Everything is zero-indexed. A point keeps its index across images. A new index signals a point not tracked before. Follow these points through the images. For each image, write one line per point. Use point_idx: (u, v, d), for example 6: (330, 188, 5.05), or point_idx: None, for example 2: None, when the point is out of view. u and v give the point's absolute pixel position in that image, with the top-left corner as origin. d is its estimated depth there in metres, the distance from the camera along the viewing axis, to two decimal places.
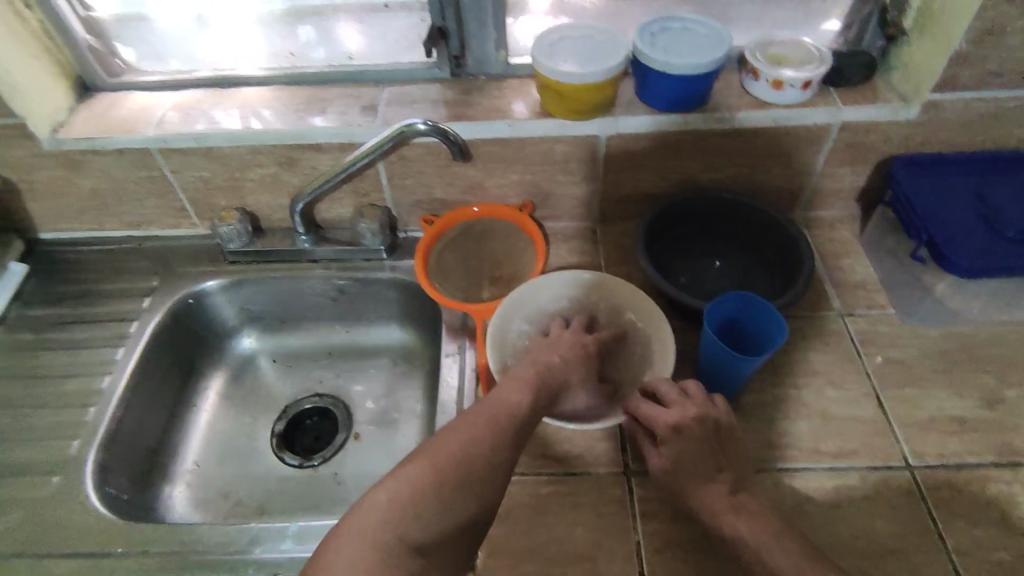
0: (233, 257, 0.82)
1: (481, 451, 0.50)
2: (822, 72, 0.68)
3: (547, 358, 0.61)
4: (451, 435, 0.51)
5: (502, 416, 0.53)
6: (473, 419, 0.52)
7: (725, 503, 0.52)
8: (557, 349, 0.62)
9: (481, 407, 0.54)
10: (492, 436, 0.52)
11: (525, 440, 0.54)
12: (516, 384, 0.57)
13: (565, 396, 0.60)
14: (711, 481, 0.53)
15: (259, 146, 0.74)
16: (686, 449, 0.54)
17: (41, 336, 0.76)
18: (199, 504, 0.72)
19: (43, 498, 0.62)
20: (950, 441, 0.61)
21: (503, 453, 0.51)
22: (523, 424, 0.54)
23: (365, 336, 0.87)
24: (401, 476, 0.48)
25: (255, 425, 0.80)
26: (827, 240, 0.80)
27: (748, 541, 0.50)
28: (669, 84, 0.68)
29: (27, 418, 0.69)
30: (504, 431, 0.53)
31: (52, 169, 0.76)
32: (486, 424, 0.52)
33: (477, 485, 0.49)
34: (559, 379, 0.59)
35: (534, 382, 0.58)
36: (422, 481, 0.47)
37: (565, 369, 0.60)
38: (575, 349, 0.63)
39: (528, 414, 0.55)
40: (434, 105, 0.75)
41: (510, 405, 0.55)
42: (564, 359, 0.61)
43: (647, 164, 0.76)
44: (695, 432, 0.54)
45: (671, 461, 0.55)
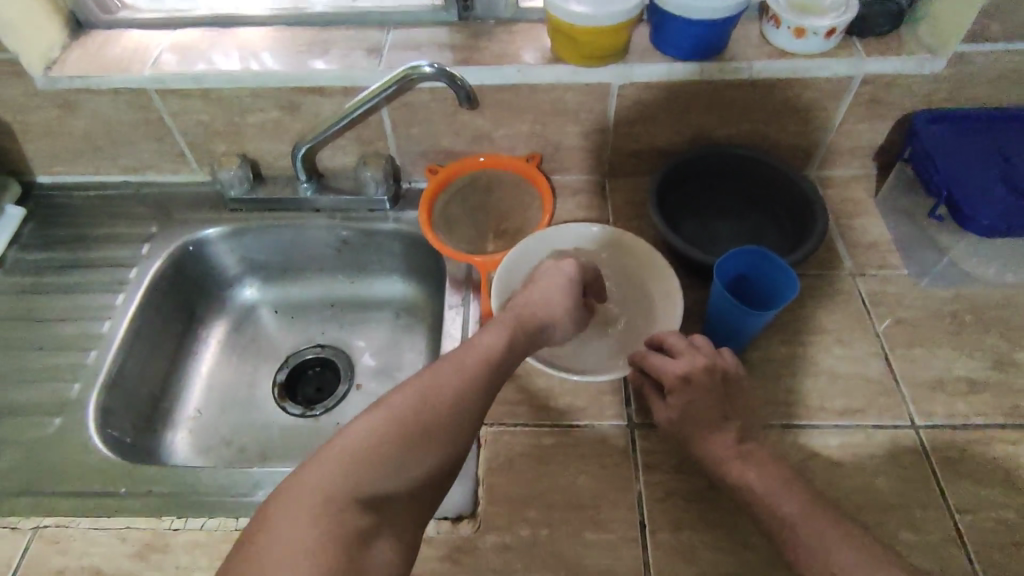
0: (234, 204, 0.80)
1: (445, 399, 0.48)
2: (846, 20, 0.65)
3: (534, 295, 0.60)
4: (411, 384, 0.48)
5: (472, 360, 0.51)
6: (439, 366, 0.50)
7: (733, 451, 0.52)
8: (547, 284, 0.61)
9: (449, 354, 0.52)
10: (459, 383, 0.49)
11: (497, 385, 0.52)
12: (492, 328, 0.55)
13: (551, 334, 0.60)
14: (719, 430, 0.53)
15: (259, 89, 0.72)
16: (695, 398, 0.53)
17: (39, 280, 0.75)
18: (201, 450, 0.72)
19: (45, 439, 0.62)
20: (958, 401, 0.60)
21: (470, 398, 0.49)
22: (495, 368, 0.52)
23: (368, 289, 0.86)
24: (355, 429, 0.45)
25: (256, 374, 0.80)
26: (841, 199, 0.78)
27: (756, 490, 0.50)
28: (687, 29, 0.65)
29: (27, 360, 0.68)
30: (473, 375, 0.50)
31: (46, 109, 0.74)
32: (453, 369, 0.50)
33: (437, 435, 0.46)
34: (545, 316, 0.59)
35: (511, 325, 0.56)
36: (378, 433, 0.45)
37: (552, 306, 0.59)
38: (565, 284, 0.62)
39: (500, 358, 0.53)
40: (441, 49, 0.72)
41: (481, 348, 0.53)
42: (551, 296, 0.60)
43: (660, 115, 0.74)
44: (704, 381, 0.53)
45: (679, 411, 0.54)
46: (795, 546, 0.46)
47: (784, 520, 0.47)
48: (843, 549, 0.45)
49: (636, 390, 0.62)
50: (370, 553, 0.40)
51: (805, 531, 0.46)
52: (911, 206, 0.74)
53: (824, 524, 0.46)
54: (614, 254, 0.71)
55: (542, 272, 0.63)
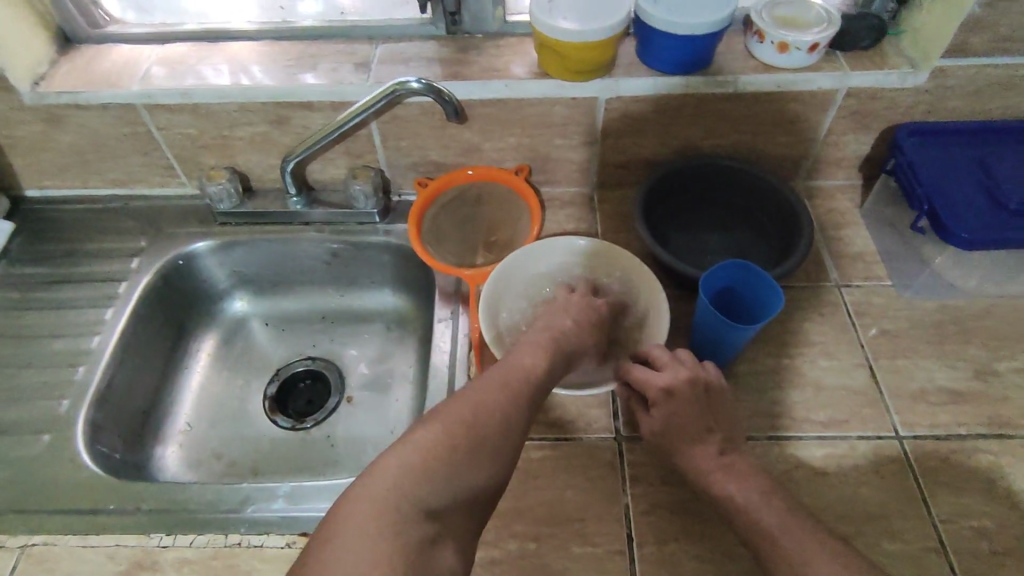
0: (223, 218, 0.80)
1: (495, 413, 0.49)
2: (829, 35, 0.66)
3: (562, 321, 0.61)
4: (462, 400, 0.49)
5: (515, 379, 0.52)
6: (484, 383, 0.51)
7: (714, 463, 0.52)
8: (572, 312, 0.63)
9: (494, 371, 0.53)
10: (506, 400, 0.50)
11: (539, 404, 0.53)
12: (528, 350, 0.57)
13: (580, 360, 0.61)
14: (701, 442, 0.53)
15: (248, 104, 0.72)
16: (677, 411, 0.54)
17: (28, 295, 0.75)
18: (191, 464, 0.72)
19: (34, 455, 0.62)
20: (941, 412, 0.61)
21: (518, 414, 0.50)
22: (538, 388, 0.53)
23: (358, 301, 0.86)
24: (411, 441, 0.46)
25: (246, 387, 0.80)
26: (827, 210, 0.78)
27: (738, 501, 0.50)
28: (672, 44, 0.66)
29: (16, 376, 0.68)
30: (518, 394, 0.51)
31: (34, 124, 0.74)
32: (500, 386, 0.51)
33: (491, 447, 0.47)
34: (574, 341, 0.60)
35: (546, 347, 0.57)
36: (437, 445, 0.45)
37: (580, 331, 0.61)
38: (587, 312, 0.64)
39: (541, 378, 0.54)
40: (428, 63, 0.73)
41: (523, 368, 0.54)
42: (577, 323, 0.62)
43: (648, 128, 0.74)
44: (686, 394, 0.54)
45: (662, 423, 0.55)
46: (773, 556, 0.47)
47: (763, 531, 0.48)
48: (818, 556, 0.45)
49: (624, 404, 0.62)
50: (434, 563, 0.41)
51: (783, 541, 0.47)
52: (895, 217, 0.75)
53: (801, 535, 0.47)
54: (602, 266, 0.71)
55: (568, 299, 0.65)
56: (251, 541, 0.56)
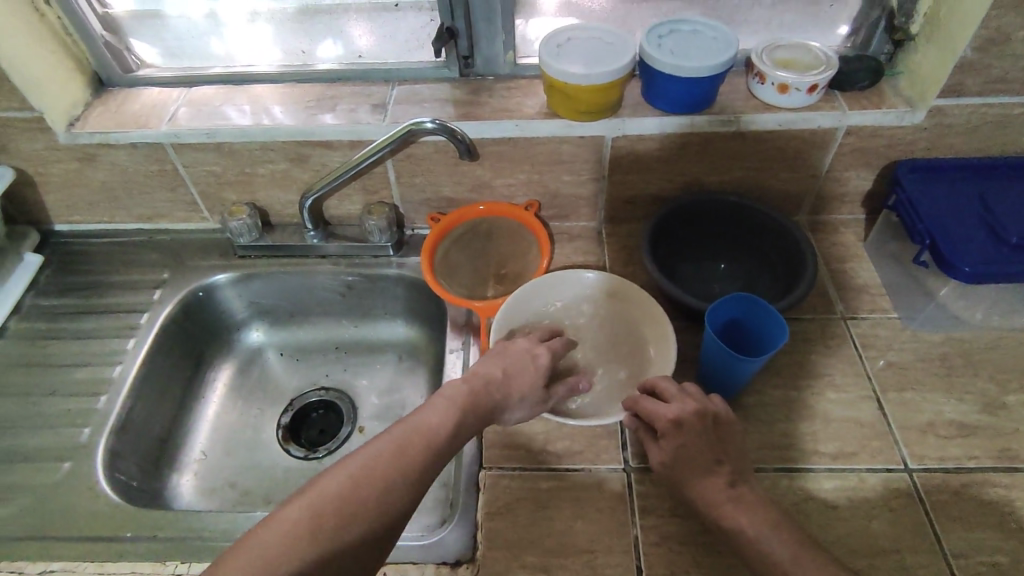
0: (243, 251, 0.83)
1: (378, 481, 0.49)
2: (828, 76, 0.68)
3: (490, 371, 0.59)
4: (344, 469, 0.49)
5: (413, 445, 0.52)
6: (375, 449, 0.50)
7: (725, 493, 0.53)
8: (503, 361, 0.60)
9: (392, 432, 0.52)
10: (394, 470, 0.50)
11: (436, 470, 0.52)
12: (438, 406, 0.55)
13: (506, 413, 0.59)
14: (711, 473, 0.53)
15: (269, 143, 0.75)
16: (686, 442, 0.55)
17: (54, 325, 0.78)
18: (206, 493, 0.73)
19: (55, 483, 0.63)
20: (950, 445, 0.61)
21: (405, 484, 0.49)
22: (438, 451, 0.52)
23: (372, 332, 0.88)
24: (279, 518, 0.45)
25: (261, 416, 0.81)
26: (831, 243, 0.80)
27: (749, 533, 0.50)
28: (676, 86, 0.69)
29: (39, 405, 0.70)
30: (411, 457, 0.51)
31: (67, 162, 0.78)
32: (391, 454, 0.50)
33: (366, 523, 0.47)
34: (496, 396, 0.58)
35: (460, 404, 0.56)
36: (302, 524, 0.45)
37: (505, 385, 0.58)
38: (523, 361, 0.61)
39: (444, 438, 0.53)
40: (442, 104, 0.76)
41: (427, 430, 0.53)
42: (507, 374, 0.59)
43: (653, 164, 0.77)
44: (694, 426, 0.55)
45: (671, 454, 0.55)
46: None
47: (776, 564, 0.48)
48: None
49: (632, 437, 0.63)
50: None
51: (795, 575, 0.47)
52: (899, 251, 0.76)
53: (813, 569, 0.47)
54: (610, 299, 0.73)
55: (505, 346, 0.62)
56: None
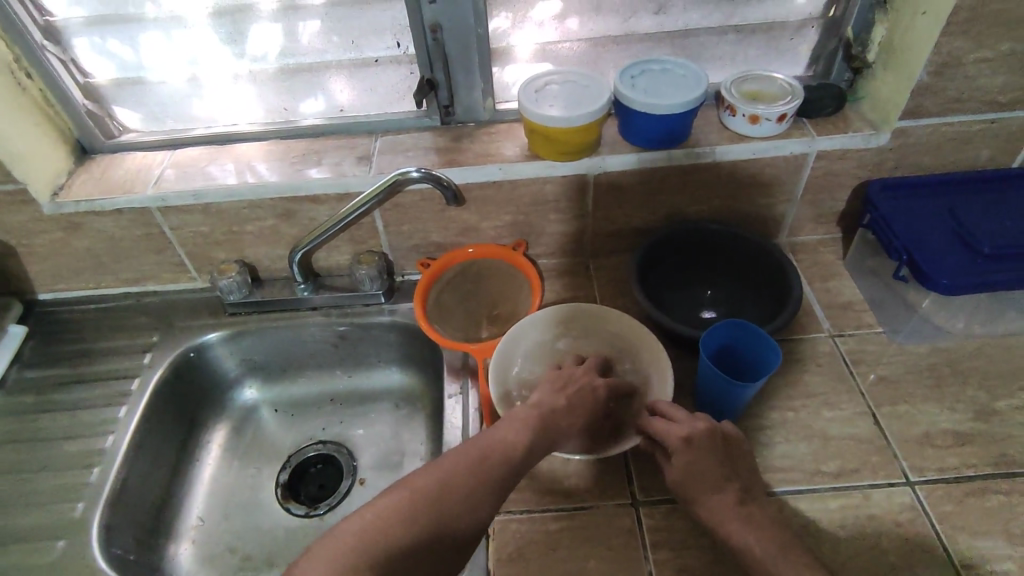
0: (233, 308, 0.83)
1: (461, 483, 0.53)
2: (796, 106, 0.71)
3: (553, 400, 0.60)
4: (435, 467, 0.54)
5: (491, 457, 0.55)
6: (461, 454, 0.55)
7: (734, 514, 0.53)
8: (567, 391, 0.61)
9: (475, 443, 0.56)
10: (476, 475, 0.53)
11: (510, 485, 0.55)
12: (512, 425, 0.57)
13: (563, 443, 0.60)
14: (720, 492, 0.54)
15: (257, 200, 0.76)
16: (696, 459, 0.55)
17: (42, 398, 0.76)
18: (206, 560, 0.72)
19: (49, 563, 0.61)
20: (947, 455, 0.62)
21: (484, 488, 0.53)
22: (512, 466, 0.55)
23: (366, 381, 0.88)
24: (378, 504, 0.51)
25: (259, 476, 0.80)
26: (812, 263, 0.82)
27: (758, 553, 0.51)
28: (651, 123, 0.71)
29: (30, 481, 0.68)
30: (490, 467, 0.54)
31: (51, 232, 0.78)
32: (474, 460, 0.54)
33: (450, 518, 0.51)
34: (560, 425, 0.59)
35: (531, 429, 0.57)
36: (398, 510, 0.50)
37: (567, 414, 0.59)
38: (582, 393, 0.62)
39: (520, 455, 0.56)
40: (425, 152, 0.78)
41: (501, 449, 0.55)
42: (569, 404, 0.60)
43: (635, 198, 0.79)
44: (705, 443, 0.55)
45: (682, 472, 0.55)
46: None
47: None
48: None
49: (636, 468, 0.63)
50: None
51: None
52: (878, 267, 0.78)
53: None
54: (605, 328, 0.73)
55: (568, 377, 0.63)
56: None
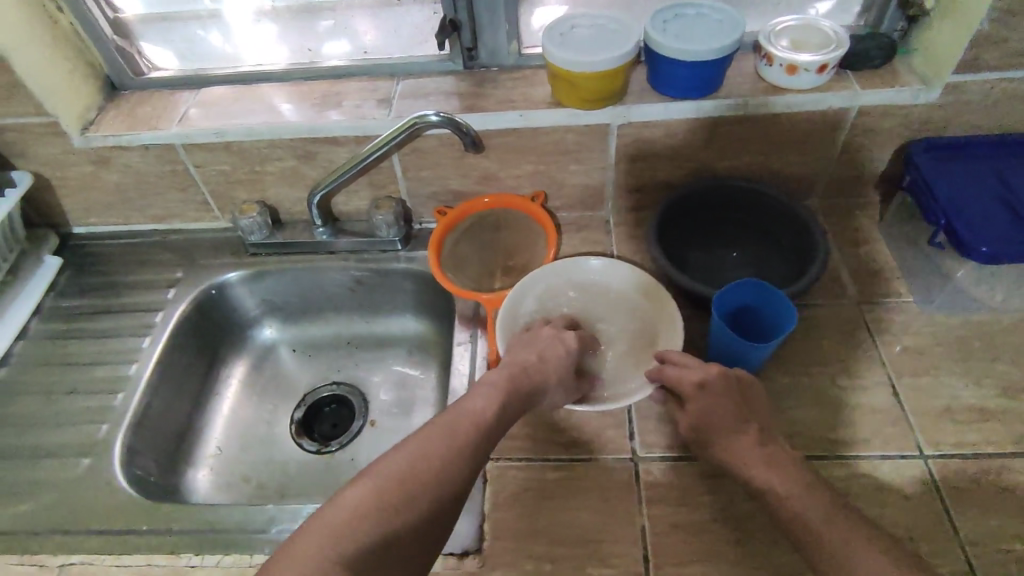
0: (255, 248, 0.84)
1: (434, 462, 0.51)
2: (839, 56, 0.67)
3: (524, 357, 0.62)
4: (399, 450, 0.52)
5: (460, 430, 0.54)
6: (427, 432, 0.53)
7: (755, 456, 0.53)
8: (535, 347, 0.63)
9: (441, 418, 0.55)
10: (446, 451, 0.52)
11: (482, 455, 0.54)
12: (481, 394, 0.58)
13: (543, 396, 0.61)
14: (739, 434, 0.55)
15: (278, 140, 0.76)
16: (713, 404, 0.56)
17: (73, 325, 0.79)
18: (222, 487, 0.75)
19: (73, 478, 0.64)
20: (966, 430, 0.60)
21: (458, 461, 0.52)
22: (485, 433, 0.55)
23: (382, 327, 0.89)
24: (343, 499, 0.48)
25: (275, 412, 0.83)
26: (844, 227, 0.78)
27: (780, 493, 0.51)
28: (681, 70, 0.68)
29: (58, 402, 0.71)
30: (462, 438, 0.53)
31: (83, 165, 0.80)
32: (443, 435, 0.53)
33: (423, 501, 0.49)
34: (536, 378, 0.60)
35: (502, 390, 0.59)
36: (363, 504, 0.47)
37: (543, 367, 0.61)
38: (554, 347, 0.64)
39: (490, 422, 0.56)
40: (447, 97, 0.76)
41: (471, 416, 0.55)
42: (542, 357, 0.62)
43: (661, 152, 0.76)
44: (720, 386, 0.56)
45: (700, 418, 0.57)
46: (820, 553, 0.46)
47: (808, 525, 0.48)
48: (864, 552, 0.45)
49: (637, 426, 0.63)
50: None
51: (826, 534, 0.47)
52: (914, 234, 0.74)
53: (846, 528, 0.46)
54: (618, 279, 0.72)
55: (536, 337, 0.65)
56: None
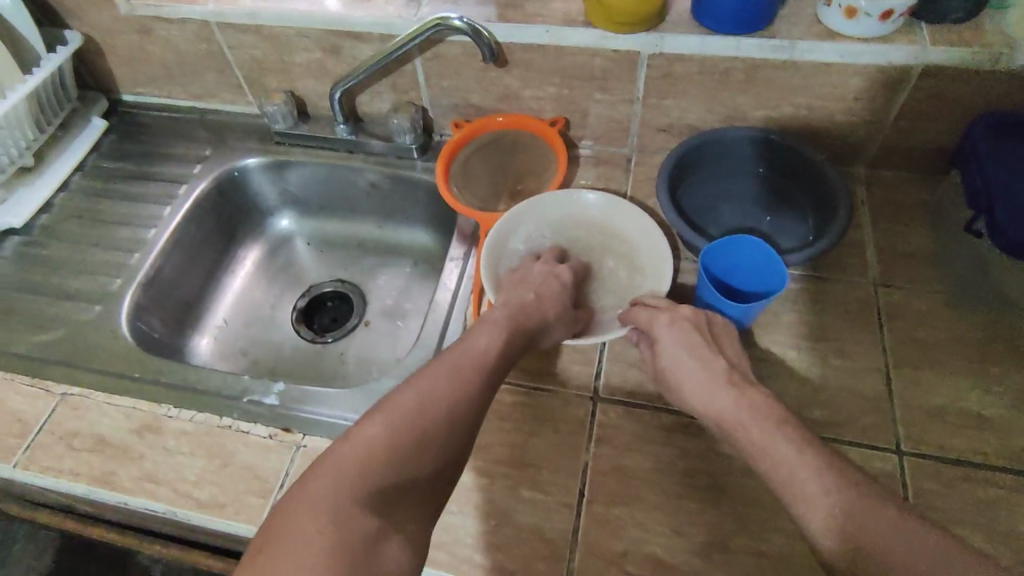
0: (280, 138, 0.86)
1: (444, 401, 0.51)
2: (909, 2, 0.59)
3: (523, 297, 0.61)
4: (408, 390, 0.51)
5: (465, 367, 0.54)
6: (434, 371, 0.53)
7: (724, 394, 0.52)
8: (532, 288, 0.63)
9: (445, 358, 0.55)
10: (454, 388, 0.52)
11: (491, 393, 0.54)
12: (484, 332, 0.58)
13: (547, 333, 0.61)
14: (707, 372, 0.54)
15: (305, 30, 0.76)
16: (682, 343, 0.56)
17: (108, 186, 0.85)
18: (221, 356, 0.81)
19: (86, 321, 0.71)
20: (954, 434, 0.56)
21: (467, 398, 0.52)
22: (491, 370, 0.55)
23: (393, 234, 0.90)
24: (356, 437, 0.47)
25: (280, 297, 0.88)
26: (884, 202, 0.71)
27: (750, 430, 0.50)
28: (723, 1, 0.62)
29: (85, 253, 0.78)
30: (470, 376, 0.53)
31: (128, 33, 0.82)
32: (450, 373, 0.53)
33: (436, 440, 0.49)
34: (536, 315, 0.60)
35: (504, 327, 0.58)
36: (378, 442, 0.47)
37: (542, 305, 0.61)
38: (548, 283, 0.64)
39: (496, 360, 0.56)
40: (479, 4, 0.72)
41: (476, 353, 0.55)
42: (538, 295, 0.62)
43: (693, 91, 0.70)
44: (690, 325, 0.56)
45: (669, 361, 0.56)
46: (791, 490, 0.45)
47: (778, 458, 0.47)
48: (833, 486, 0.44)
49: (607, 367, 0.63)
50: (385, 553, 0.42)
51: (798, 471, 0.46)
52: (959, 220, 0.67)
53: (817, 461, 0.46)
54: (612, 217, 0.71)
55: (531, 277, 0.65)
56: (240, 426, 0.62)
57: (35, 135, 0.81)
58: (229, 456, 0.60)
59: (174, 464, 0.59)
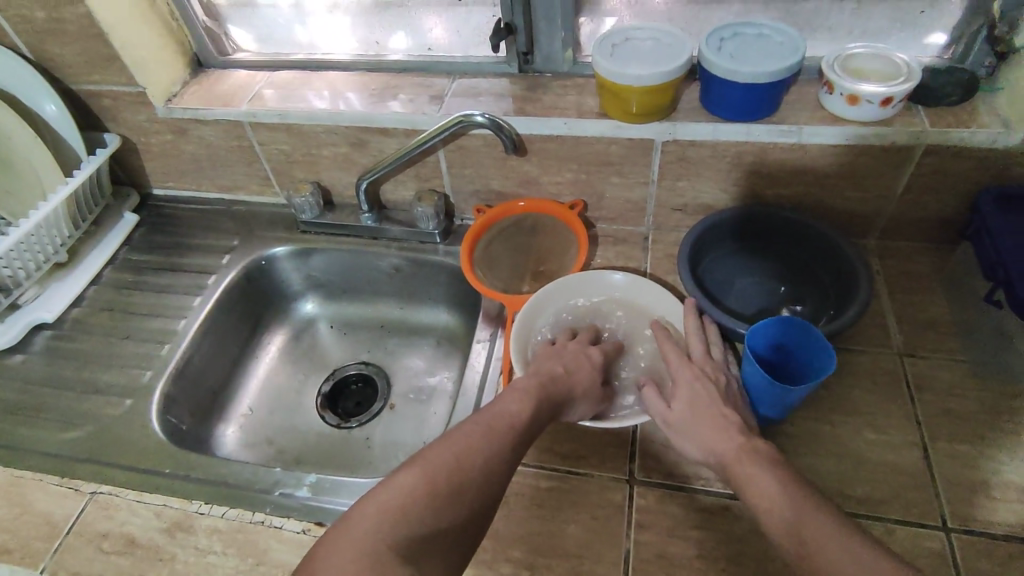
0: (306, 227, 0.89)
1: (478, 459, 0.52)
2: (905, 89, 0.62)
3: (551, 367, 0.63)
4: (443, 444, 0.53)
5: (498, 426, 0.55)
6: (469, 428, 0.54)
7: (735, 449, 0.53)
8: (563, 360, 0.64)
9: (480, 416, 0.56)
10: (487, 446, 0.53)
11: (521, 451, 0.56)
12: (515, 396, 0.59)
13: (572, 408, 0.62)
14: (718, 419, 0.56)
15: (334, 127, 0.80)
16: (692, 389, 0.59)
17: (139, 279, 0.87)
18: (246, 446, 0.80)
19: (116, 416, 0.71)
20: (1001, 508, 0.55)
21: (499, 457, 0.53)
22: (522, 433, 0.56)
23: (415, 315, 0.92)
24: (393, 485, 0.49)
25: (304, 382, 0.88)
26: (899, 273, 0.73)
27: (761, 492, 0.49)
28: (731, 92, 0.66)
29: (116, 345, 0.79)
30: (502, 438, 0.54)
31: (164, 134, 0.87)
32: (483, 431, 0.54)
33: (470, 492, 0.50)
34: (563, 388, 0.61)
35: (535, 395, 0.59)
36: (412, 493, 0.49)
37: (569, 378, 0.62)
38: (579, 360, 0.65)
39: (526, 423, 0.57)
40: (498, 98, 0.77)
41: (508, 416, 0.56)
42: (567, 370, 0.63)
43: (706, 173, 0.74)
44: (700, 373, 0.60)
45: (681, 407, 0.58)
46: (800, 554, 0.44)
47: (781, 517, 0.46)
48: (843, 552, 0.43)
49: (641, 447, 0.62)
50: None
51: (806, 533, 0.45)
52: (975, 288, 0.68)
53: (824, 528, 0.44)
54: (637, 296, 0.73)
55: (563, 351, 0.66)
56: (273, 521, 0.61)
57: (71, 232, 0.83)
58: (262, 554, 0.58)
59: (206, 565, 0.58)
